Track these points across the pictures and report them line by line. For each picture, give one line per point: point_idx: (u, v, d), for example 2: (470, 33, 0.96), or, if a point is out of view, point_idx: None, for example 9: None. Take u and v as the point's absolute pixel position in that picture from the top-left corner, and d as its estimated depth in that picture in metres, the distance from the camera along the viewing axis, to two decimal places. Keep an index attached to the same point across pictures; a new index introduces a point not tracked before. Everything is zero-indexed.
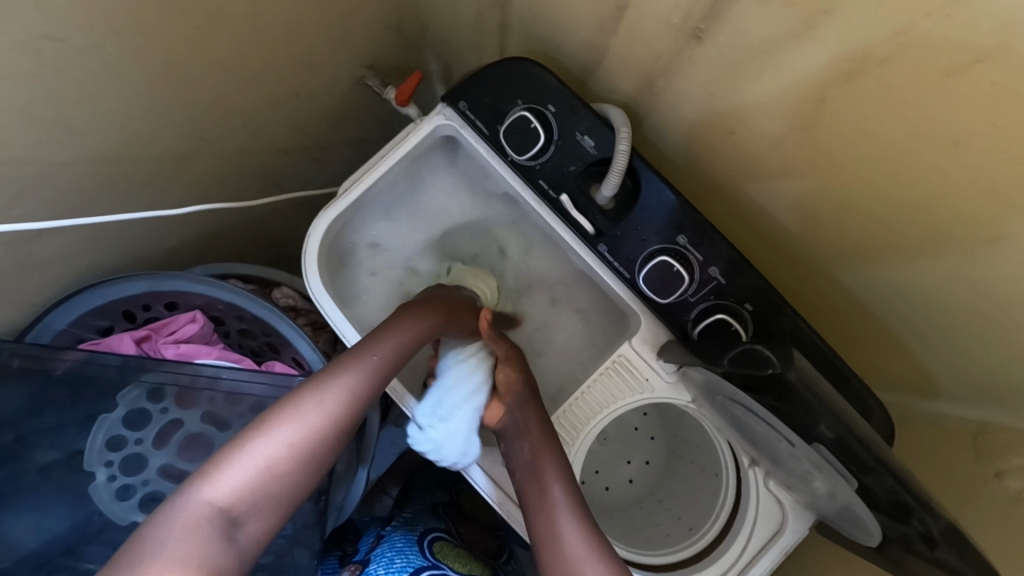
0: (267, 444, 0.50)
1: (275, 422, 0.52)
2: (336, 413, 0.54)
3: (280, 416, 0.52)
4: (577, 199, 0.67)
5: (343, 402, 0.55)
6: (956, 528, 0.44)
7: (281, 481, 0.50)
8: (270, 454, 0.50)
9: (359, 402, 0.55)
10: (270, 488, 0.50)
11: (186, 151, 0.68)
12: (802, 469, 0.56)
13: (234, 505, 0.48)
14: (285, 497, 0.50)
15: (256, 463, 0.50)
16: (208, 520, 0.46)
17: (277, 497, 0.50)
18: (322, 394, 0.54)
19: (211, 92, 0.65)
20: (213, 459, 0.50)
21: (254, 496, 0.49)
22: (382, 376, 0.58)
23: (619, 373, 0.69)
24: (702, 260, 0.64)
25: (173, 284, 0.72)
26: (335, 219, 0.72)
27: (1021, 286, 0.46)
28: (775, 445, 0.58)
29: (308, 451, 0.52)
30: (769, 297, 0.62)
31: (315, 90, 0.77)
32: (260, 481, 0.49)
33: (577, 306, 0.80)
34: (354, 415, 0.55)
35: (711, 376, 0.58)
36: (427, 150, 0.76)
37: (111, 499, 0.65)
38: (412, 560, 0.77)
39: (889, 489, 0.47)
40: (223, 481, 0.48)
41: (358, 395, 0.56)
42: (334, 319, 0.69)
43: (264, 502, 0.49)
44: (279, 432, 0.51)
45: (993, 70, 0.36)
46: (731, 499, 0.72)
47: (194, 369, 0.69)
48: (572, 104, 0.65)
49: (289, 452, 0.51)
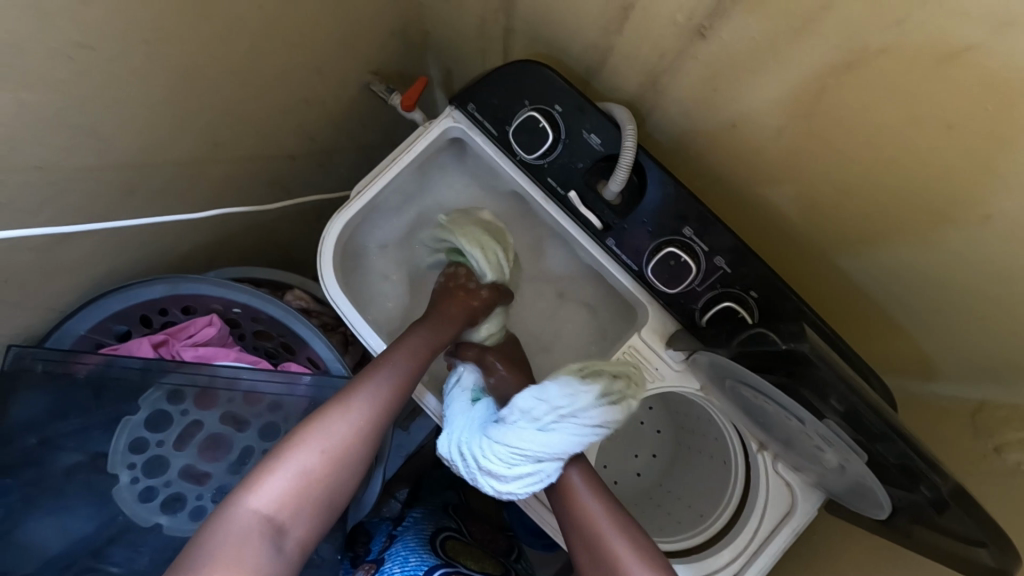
0: (314, 459, 0.59)
1: (321, 432, 0.61)
2: (377, 418, 0.63)
3: (328, 421, 0.61)
4: (585, 195, 0.69)
5: (400, 384, 0.65)
6: (965, 490, 0.46)
7: (329, 471, 0.60)
8: (304, 467, 0.59)
9: (399, 402, 0.65)
10: (309, 492, 0.59)
11: (202, 158, 0.70)
12: (811, 442, 0.58)
13: (280, 503, 0.57)
14: (334, 494, 0.60)
15: (290, 474, 0.58)
16: (258, 523, 0.56)
17: (333, 480, 0.60)
18: (366, 392, 0.63)
19: (227, 97, 0.66)
20: (255, 472, 0.58)
21: (300, 507, 0.58)
22: (400, 387, 0.65)
23: (630, 363, 0.71)
24: (708, 250, 0.66)
25: (191, 288, 0.73)
26: (348, 222, 0.74)
27: (1013, 262, 0.49)
28: (786, 425, 0.60)
29: (366, 442, 0.62)
30: (774, 284, 0.64)
31: (324, 96, 0.79)
32: (307, 489, 0.59)
33: (584, 299, 0.82)
34: (396, 409, 0.65)
35: (718, 359, 0.60)
36: (438, 150, 0.78)
37: (133, 500, 0.66)
38: (426, 558, 0.78)
39: (900, 455, 0.48)
40: (265, 495, 0.57)
41: (389, 404, 0.64)
42: (350, 317, 0.71)
43: (320, 495, 0.59)
44: (336, 424, 0.61)
45: (983, 56, 0.39)
46: (740, 483, 0.74)
47: (213, 370, 0.70)
48: (579, 103, 0.67)
49: (322, 467, 0.59)
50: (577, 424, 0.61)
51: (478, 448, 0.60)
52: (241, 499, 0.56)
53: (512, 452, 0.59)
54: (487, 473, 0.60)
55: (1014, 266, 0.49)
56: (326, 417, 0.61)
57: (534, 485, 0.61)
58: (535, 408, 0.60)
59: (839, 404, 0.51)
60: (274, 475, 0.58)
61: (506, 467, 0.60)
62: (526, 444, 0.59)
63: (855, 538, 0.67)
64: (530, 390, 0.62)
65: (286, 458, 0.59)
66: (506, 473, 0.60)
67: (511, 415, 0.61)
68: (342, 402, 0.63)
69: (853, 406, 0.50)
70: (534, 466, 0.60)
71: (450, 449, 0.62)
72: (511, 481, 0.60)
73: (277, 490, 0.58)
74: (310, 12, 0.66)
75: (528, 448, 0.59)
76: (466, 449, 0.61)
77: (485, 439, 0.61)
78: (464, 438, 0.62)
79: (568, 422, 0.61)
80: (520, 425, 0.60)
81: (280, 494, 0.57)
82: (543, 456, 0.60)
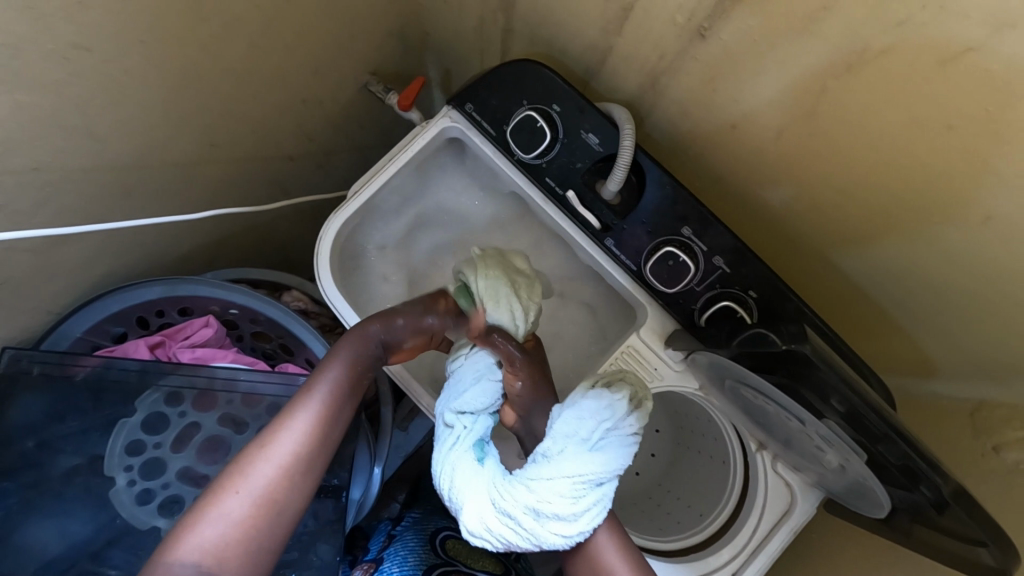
0: (238, 506, 0.49)
1: (240, 473, 0.51)
2: (309, 450, 0.54)
3: (248, 458, 0.52)
4: (583, 195, 0.69)
5: (331, 407, 0.56)
6: (965, 490, 0.46)
7: (260, 515, 0.50)
8: (229, 517, 0.49)
9: (333, 428, 0.56)
10: (237, 547, 0.48)
11: (200, 159, 0.70)
12: (811, 441, 0.58)
13: (206, 563, 0.47)
14: (267, 545, 0.50)
15: (211, 527, 0.48)
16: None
17: (267, 524, 0.50)
18: (291, 420, 0.54)
19: (224, 98, 0.66)
20: (171, 530, 0.49)
21: (228, 567, 0.48)
22: (331, 409, 0.56)
23: (629, 363, 0.71)
24: (707, 250, 0.66)
25: (188, 289, 0.73)
26: (345, 223, 0.73)
27: (1012, 263, 0.49)
28: (786, 425, 0.60)
29: (298, 477, 0.52)
30: (774, 284, 0.64)
31: (322, 96, 0.79)
32: (239, 544, 0.48)
33: (584, 299, 0.82)
34: (330, 434, 0.55)
35: (717, 359, 0.60)
36: (436, 151, 0.78)
37: (131, 503, 0.66)
38: (424, 559, 0.78)
39: (901, 455, 0.48)
40: (187, 555, 0.47)
41: (322, 428, 0.55)
42: (346, 318, 0.71)
43: (249, 551, 0.49)
44: (261, 461, 0.51)
45: (985, 57, 0.39)
46: (739, 483, 0.74)
47: (210, 372, 0.70)
48: (577, 103, 0.66)
49: (250, 512, 0.49)
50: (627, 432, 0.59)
51: (560, 477, 0.54)
52: (157, 568, 0.46)
53: (577, 483, 0.54)
54: (554, 519, 0.54)
55: (1013, 267, 0.49)
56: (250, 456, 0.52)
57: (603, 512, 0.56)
58: (598, 420, 0.57)
59: (840, 405, 0.51)
60: (188, 533, 0.48)
61: (575, 505, 0.54)
62: (608, 458, 0.56)
63: (854, 537, 0.67)
64: (563, 418, 0.57)
65: (203, 510, 0.49)
66: (576, 510, 0.54)
67: (550, 452, 0.56)
68: (268, 434, 0.53)
69: (854, 407, 0.50)
70: (596, 490, 0.55)
71: (526, 497, 0.54)
72: (580, 519, 0.55)
73: (199, 546, 0.47)
74: (308, 12, 0.65)
75: (592, 470, 0.55)
76: (517, 499, 0.54)
77: (535, 480, 0.54)
78: (538, 477, 0.54)
79: (614, 436, 0.58)
80: (572, 454, 0.55)
81: (204, 549, 0.47)
82: (604, 478, 0.56)
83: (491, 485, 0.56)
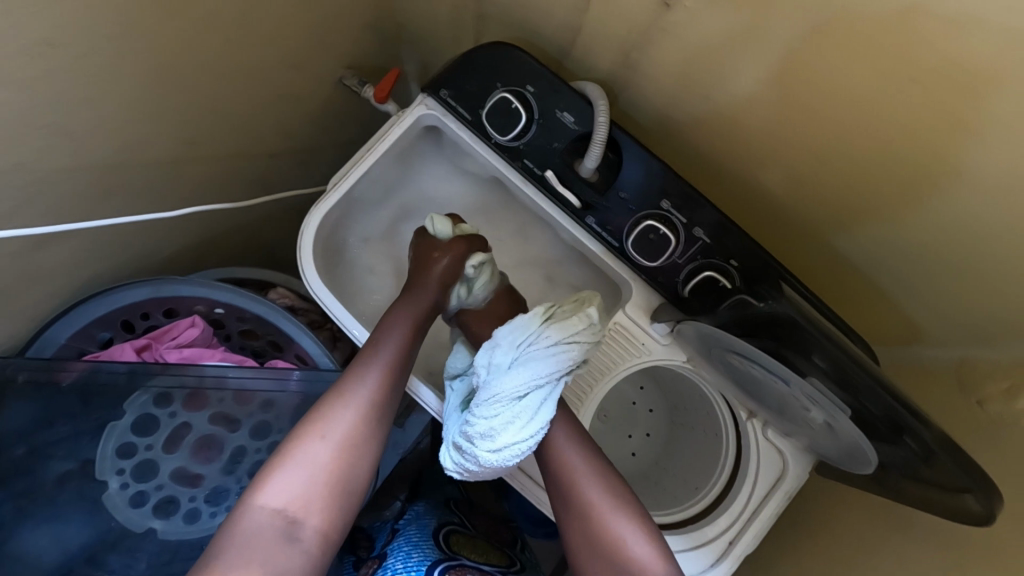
0: (320, 451, 0.57)
1: (320, 422, 0.59)
2: (378, 401, 0.61)
3: (326, 411, 0.60)
4: (562, 174, 0.69)
5: (390, 369, 0.63)
6: (948, 437, 0.46)
7: (342, 455, 0.58)
8: (314, 458, 0.57)
9: (398, 383, 0.63)
10: (324, 480, 0.56)
11: (177, 157, 0.70)
12: (798, 403, 0.59)
13: (296, 497, 0.55)
14: (351, 479, 0.58)
15: (298, 467, 0.56)
16: (274, 520, 0.54)
17: (346, 462, 0.58)
18: (360, 380, 0.61)
19: (199, 95, 0.66)
20: (262, 470, 0.57)
21: (314, 500, 0.55)
22: (394, 370, 0.63)
23: (617, 340, 0.72)
24: (687, 222, 0.66)
25: (173, 289, 0.72)
26: (326, 216, 0.73)
27: (986, 214, 0.50)
28: (772, 389, 0.60)
29: (371, 424, 0.60)
30: (754, 253, 0.65)
31: (298, 91, 0.79)
32: (325, 481, 0.56)
33: (571, 282, 0.82)
34: (393, 391, 0.63)
35: (705, 329, 0.61)
36: (414, 140, 0.78)
37: (125, 506, 0.66)
38: (428, 554, 0.78)
39: (885, 407, 0.48)
40: (275, 493, 0.55)
41: (385, 385, 0.62)
42: (333, 309, 0.71)
43: (336, 482, 0.57)
44: (339, 412, 0.59)
45: (947, 7, 0.40)
46: (732, 454, 0.75)
47: (199, 370, 0.68)
48: (551, 83, 0.66)
49: (333, 453, 0.57)
50: (548, 351, 0.60)
51: (465, 420, 0.59)
52: (254, 501, 0.55)
53: (492, 399, 0.57)
54: (488, 439, 0.57)
55: (987, 217, 0.50)
56: (330, 405, 0.60)
57: (535, 430, 0.58)
58: (507, 346, 0.60)
59: (824, 362, 0.51)
60: (277, 474, 0.56)
61: (501, 423, 0.57)
62: (495, 386, 0.58)
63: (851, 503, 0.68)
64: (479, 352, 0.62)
65: (291, 454, 0.57)
66: (506, 422, 0.57)
67: (477, 383, 0.61)
68: (346, 385, 0.61)
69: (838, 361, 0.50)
70: (524, 404, 0.58)
71: (464, 428, 0.59)
72: (509, 434, 0.57)
73: (291, 484, 0.56)
74: (279, 4, 0.65)
75: (503, 387, 0.58)
76: (459, 434, 0.59)
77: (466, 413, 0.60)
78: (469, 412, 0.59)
79: (533, 356, 0.59)
80: (488, 378, 0.59)
81: (291, 485, 0.55)
82: (524, 390, 0.58)
83: (451, 428, 0.62)
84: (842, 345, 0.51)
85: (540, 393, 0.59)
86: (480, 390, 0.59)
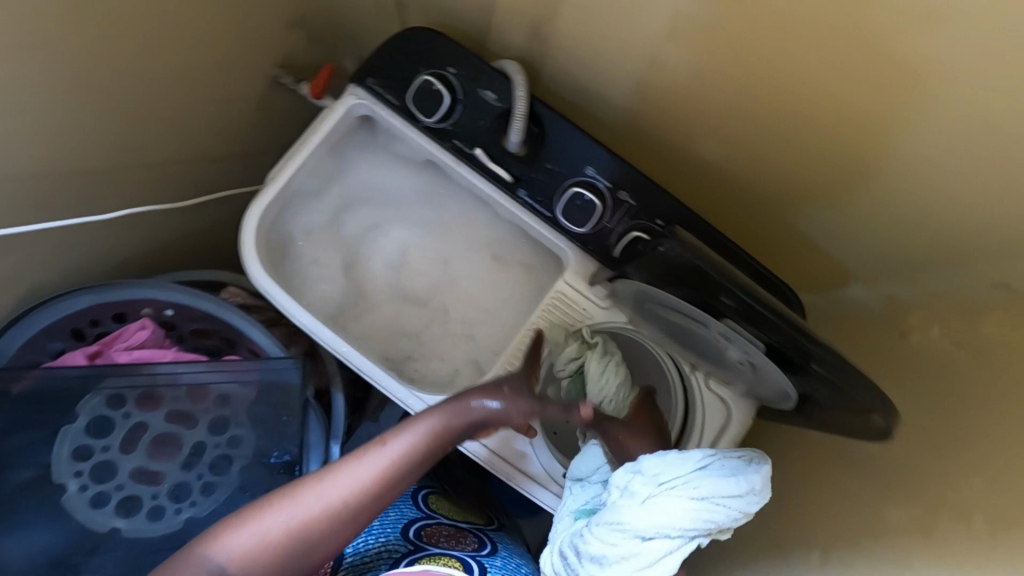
0: (276, 525, 0.54)
1: (293, 498, 0.56)
2: (360, 497, 0.56)
3: (308, 488, 0.56)
4: (491, 151, 0.71)
5: (391, 470, 0.58)
6: (837, 357, 0.50)
7: (292, 540, 0.54)
8: (267, 534, 0.54)
9: (397, 484, 0.58)
10: (266, 557, 0.54)
11: (116, 164, 0.71)
12: (718, 346, 0.61)
13: (235, 563, 0.53)
14: (290, 566, 0.54)
15: (248, 535, 0.54)
16: (206, 573, 0.53)
17: (294, 546, 0.54)
18: (355, 468, 0.57)
19: (129, 99, 0.67)
20: (222, 522, 0.56)
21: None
22: (398, 468, 0.58)
23: (559, 308, 0.75)
24: (612, 186, 0.69)
25: (120, 293, 0.73)
26: (266, 210, 0.75)
27: None
28: (694, 335, 0.64)
29: (341, 518, 0.56)
30: (675, 207, 0.68)
31: (233, 93, 0.81)
32: (263, 557, 0.54)
33: (518, 258, 0.85)
34: (382, 494, 0.57)
35: (643, 287, 0.61)
36: (348, 131, 0.80)
37: (87, 507, 0.67)
38: (406, 512, 0.82)
39: (784, 336, 0.52)
40: (220, 550, 0.53)
41: (379, 483, 0.57)
42: (278, 300, 0.73)
43: (274, 565, 0.54)
44: (313, 494, 0.56)
45: None
46: (680, 413, 0.77)
47: (152, 368, 0.70)
48: (470, 62, 0.68)
49: (285, 536, 0.54)
50: (702, 461, 0.56)
51: (636, 500, 0.54)
52: (202, 549, 0.54)
53: (655, 528, 0.53)
54: (648, 564, 0.53)
55: None
56: (312, 480, 0.57)
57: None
58: (687, 466, 0.56)
59: (731, 300, 0.54)
60: (230, 534, 0.54)
61: (654, 553, 0.53)
62: (625, 516, 0.53)
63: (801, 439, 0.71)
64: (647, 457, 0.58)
65: (252, 518, 0.55)
66: (651, 559, 0.53)
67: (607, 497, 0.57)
68: (343, 463, 0.58)
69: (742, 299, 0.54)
70: (678, 542, 0.54)
71: (634, 516, 0.53)
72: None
73: (236, 549, 0.54)
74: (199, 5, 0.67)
75: (679, 522, 0.53)
76: (596, 531, 0.54)
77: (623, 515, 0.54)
78: (626, 508, 0.54)
79: (720, 502, 0.54)
80: (658, 488, 0.54)
81: (233, 551, 0.54)
82: (681, 530, 0.53)
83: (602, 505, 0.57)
84: (728, 275, 0.56)
85: (667, 542, 0.53)
86: (647, 496, 0.54)
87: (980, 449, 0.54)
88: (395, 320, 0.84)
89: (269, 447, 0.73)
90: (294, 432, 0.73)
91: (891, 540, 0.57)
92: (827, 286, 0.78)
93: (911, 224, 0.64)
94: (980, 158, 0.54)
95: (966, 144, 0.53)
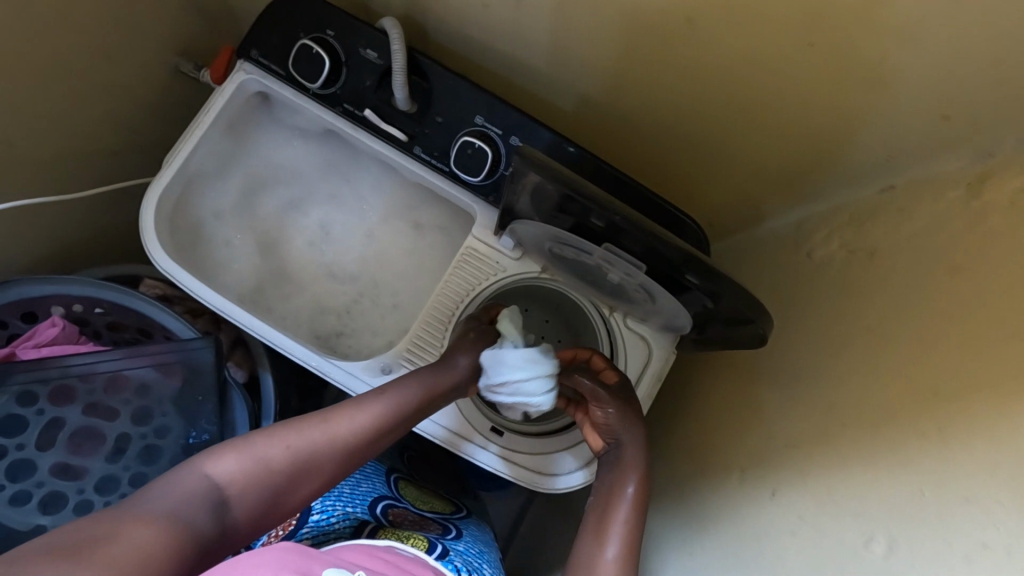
0: (278, 452, 0.56)
1: (293, 430, 0.58)
2: (356, 431, 0.60)
3: (313, 421, 0.59)
4: (381, 110, 0.71)
5: (387, 414, 0.62)
6: (692, 254, 0.54)
7: (289, 468, 0.56)
8: (266, 458, 0.55)
9: (387, 429, 0.62)
10: (265, 483, 0.54)
11: (11, 162, 0.69)
12: (599, 270, 0.65)
13: (236, 484, 0.52)
14: (281, 493, 0.55)
15: (252, 458, 0.54)
16: (209, 490, 0.51)
17: (290, 474, 0.56)
18: (355, 410, 0.61)
19: (14, 92, 0.66)
20: (219, 447, 0.55)
21: (246, 492, 0.53)
22: (392, 414, 0.63)
23: (470, 263, 0.74)
24: (502, 132, 0.69)
25: (20, 291, 0.71)
26: (166, 192, 0.74)
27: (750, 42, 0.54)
28: (584, 265, 0.66)
29: (338, 450, 0.59)
30: (564, 148, 0.68)
31: (128, 84, 0.80)
32: (259, 479, 0.54)
33: (437, 223, 0.85)
34: (373, 437, 0.61)
35: (552, 230, 0.62)
36: (243, 108, 0.79)
37: (5, 507, 0.66)
38: (377, 487, 0.76)
39: (641, 242, 0.56)
40: (221, 464, 0.53)
41: (372, 426, 0.61)
42: (186, 282, 0.72)
43: (268, 490, 0.54)
44: (313, 429, 0.58)
45: None
46: (607, 353, 0.77)
47: (62, 362, 0.70)
48: (348, 23, 0.69)
49: (283, 462, 0.55)
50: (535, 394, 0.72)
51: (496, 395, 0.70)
52: (196, 463, 0.53)
53: None
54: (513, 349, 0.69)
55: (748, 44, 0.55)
56: (311, 418, 0.59)
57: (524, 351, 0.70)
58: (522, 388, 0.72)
59: (600, 221, 0.57)
60: (223, 455, 0.54)
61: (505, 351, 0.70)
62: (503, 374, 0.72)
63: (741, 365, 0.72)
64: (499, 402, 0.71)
65: (255, 444, 0.56)
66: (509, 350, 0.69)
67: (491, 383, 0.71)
68: (341, 407, 0.61)
69: (611, 220, 0.56)
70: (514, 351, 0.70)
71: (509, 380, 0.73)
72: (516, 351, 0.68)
73: (236, 470, 0.53)
74: None
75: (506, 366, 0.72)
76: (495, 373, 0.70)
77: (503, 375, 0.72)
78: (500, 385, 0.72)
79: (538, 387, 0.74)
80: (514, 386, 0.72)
81: (231, 472, 0.53)
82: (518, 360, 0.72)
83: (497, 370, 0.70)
84: (554, 174, 0.56)
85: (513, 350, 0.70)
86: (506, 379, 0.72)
87: (857, 338, 0.56)
88: (323, 299, 0.82)
89: (191, 430, 0.74)
90: (212, 413, 0.74)
91: (795, 442, 0.58)
92: (735, 213, 0.80)
93: (781, 156, 0.66)
94: (832, 82, 0.55)
95: (818, 68, 0.54)
